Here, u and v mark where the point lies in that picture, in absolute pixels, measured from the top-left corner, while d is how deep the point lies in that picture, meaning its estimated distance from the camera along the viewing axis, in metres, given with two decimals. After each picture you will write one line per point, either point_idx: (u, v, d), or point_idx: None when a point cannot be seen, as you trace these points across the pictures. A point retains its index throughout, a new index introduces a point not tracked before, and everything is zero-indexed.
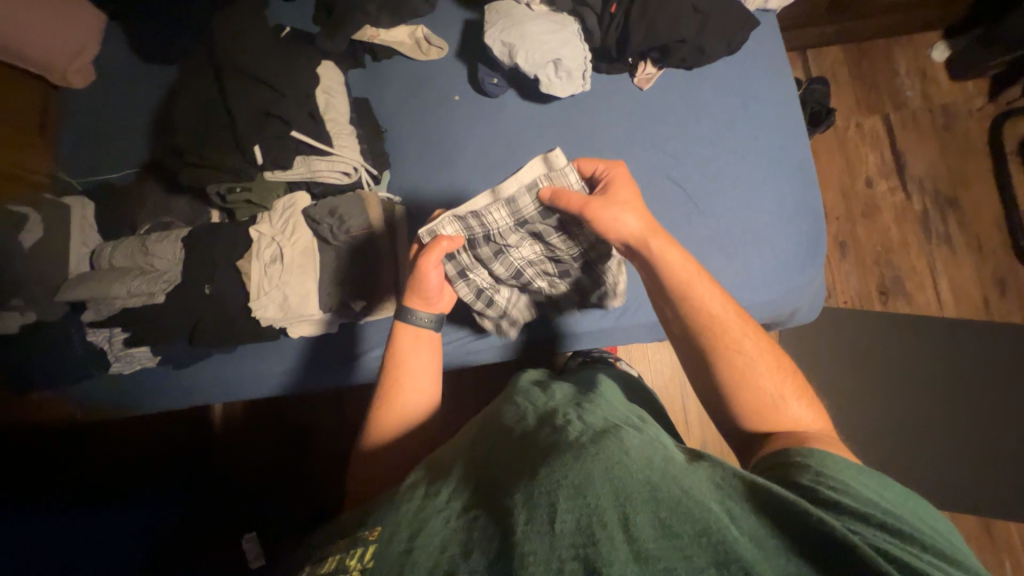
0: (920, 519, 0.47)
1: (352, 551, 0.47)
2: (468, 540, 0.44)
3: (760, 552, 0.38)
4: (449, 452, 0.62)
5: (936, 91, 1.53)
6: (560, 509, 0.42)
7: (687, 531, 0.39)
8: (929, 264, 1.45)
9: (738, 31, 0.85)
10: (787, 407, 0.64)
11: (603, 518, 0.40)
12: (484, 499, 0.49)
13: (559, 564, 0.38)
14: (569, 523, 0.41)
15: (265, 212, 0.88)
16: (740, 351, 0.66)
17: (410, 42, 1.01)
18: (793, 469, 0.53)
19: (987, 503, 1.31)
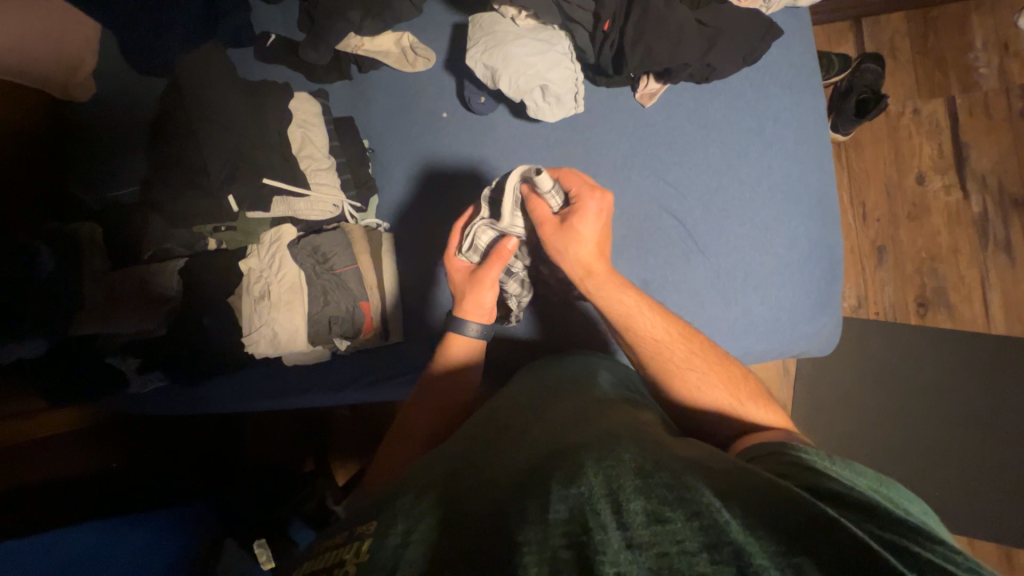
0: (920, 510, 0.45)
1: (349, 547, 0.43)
2: (458, 536, 0.42)
3: (771, 541, 0.35)
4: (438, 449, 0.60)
5: (1017, 67, 1.30)
6: (552, 499, 0.40)
7: (682, 517, 0.37)
8: (980, 273, 1.30)
9: (756, 43, 0.74)
10: (750, 415, 0.66)
11: (595, 506, 0.38)
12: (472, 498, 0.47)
13: (552, 555, 0.35)
14: (562, 513, 0.39)
15: (252, 246, 0.88)
16: (692, 369, 0.69)
17: (396, 51, 0.94)
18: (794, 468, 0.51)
19: (1010, 531, 1.24)
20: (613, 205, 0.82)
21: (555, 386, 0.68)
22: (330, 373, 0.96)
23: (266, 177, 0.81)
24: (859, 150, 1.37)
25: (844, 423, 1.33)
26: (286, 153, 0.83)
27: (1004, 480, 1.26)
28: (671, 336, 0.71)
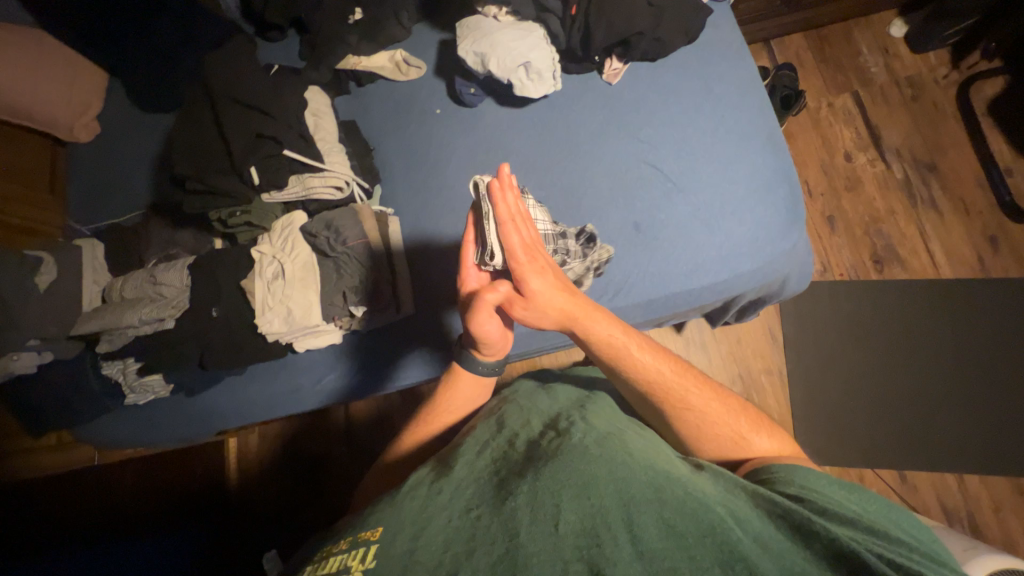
0: (880, 519, 0.58)
1: (355, 551, 0.53)
2: (473, 539, 0.52)
3: (750, 546, 0.49)
4: (456, 451, 0.71)
5: (900, 64, 1.59)
6: (568, 510, 0.54)
7: (685, 531, 0.51)
8: (918, 229, 1.47)
9: (695, 19, 0.91)
10: (749, 444, 0.71)
11: (608, 523, 0.52)
12: (487, 501, 0.58)
13: (565, 565, 0.48)
14: (576, 523, 0.52)
15: (264, 233, 0.91)
16: (688, 409, 0.73)
17: (390, 65, 1.08)
18: (774, 484, 0.63)
19: (1014, 461, 1.28)
20: (597, 165, 0.94)
21: (566, 407, 0.79)
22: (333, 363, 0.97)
23: (285, 148, 0.84)
24: (792, 141, 1.59)
25: (835, 378, 1.40)
26: (303, 132, 0.85)
27: (993, 412, 1.33)
28: (665, 376, 0.74)
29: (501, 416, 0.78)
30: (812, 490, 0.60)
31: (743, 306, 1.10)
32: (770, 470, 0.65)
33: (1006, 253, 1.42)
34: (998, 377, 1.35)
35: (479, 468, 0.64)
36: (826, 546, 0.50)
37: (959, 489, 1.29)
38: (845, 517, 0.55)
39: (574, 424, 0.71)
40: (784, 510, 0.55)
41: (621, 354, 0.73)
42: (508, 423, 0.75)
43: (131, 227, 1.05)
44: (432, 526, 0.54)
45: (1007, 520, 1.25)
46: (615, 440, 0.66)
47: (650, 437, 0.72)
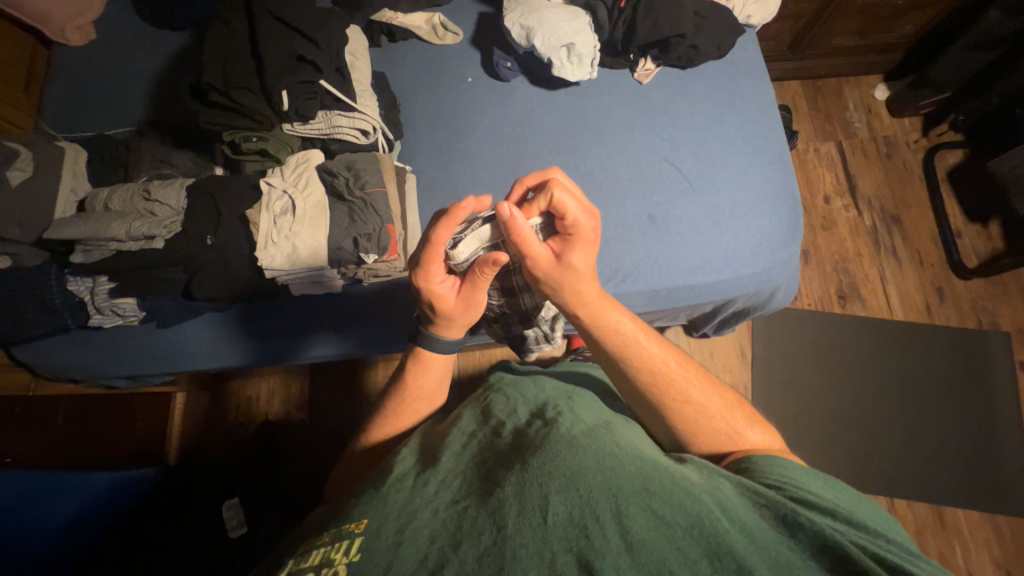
0: (873, 517, 0.56)
1: (339, 544, 0.51)
2: (458, 533, 0.50)
3: (747, 543, 0.47)
4: (442, 442, 0.69)
5: (879, 124, 1.75)
6: (553, 499, 0.51)
7: (680, 524, 0.48)
8: (880, 273, 1.61)
9: (729, 35, 0.97)
10: (741, 437, 0.70)
11: (596, 514, 0.49)
12: (473, 494, 0.56)
13: (553, 558, 0.45)
14: (562, 514, 0.49)
15: (277, 167, 0.88)
16: (689, 402, 0.72)
17: (426, 27, 1.07)
18: (764, 475, 0.61)
19: (937, 491, 1.42)
20: (620, 155, 0.97)
21: (553, 398, 0.75)
22: (303, 318, 0.97)
23: (322, 78, 0.81)
24: None
25: (793, 398, 1.50)
26: (341, 68, 0.83)
27: (924, 444, 1.46)
28: (669, 364, 0.75)
29: (488, 406, 0.76)
30: (792, 479, 0.59)
31: (725, 317, 1.16)
32: (766, 462, 0.63)
33: (949, 304, 1.58)
34: (930, 413, 1.49)
35: (466, 464, 0.62)
36: (809, 538, 0.48)
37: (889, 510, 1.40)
38: (825, 508, 0.54)
39: (562, 411, 0.69)
40: (769, 499, 0.53)
41: (629, 344, 0.74)
42: (494, 412, 0.74)
43: (124, 139, 0.98)
44: (414, 523, 0.52)
45: (927, 541, 1.37)
46: (601, 430, 0.64)
47: (637, 429, 0.72)
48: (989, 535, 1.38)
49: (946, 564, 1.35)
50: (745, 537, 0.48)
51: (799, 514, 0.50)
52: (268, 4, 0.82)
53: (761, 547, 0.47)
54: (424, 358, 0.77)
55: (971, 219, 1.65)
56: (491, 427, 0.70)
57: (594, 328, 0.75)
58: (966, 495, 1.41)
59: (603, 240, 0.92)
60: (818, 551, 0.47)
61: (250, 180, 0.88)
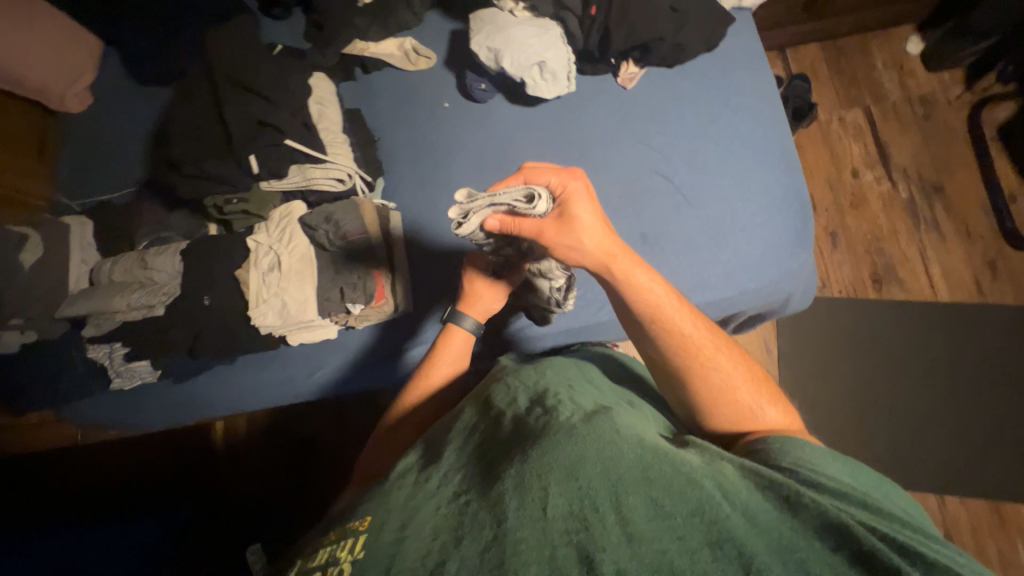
0: (885, 497, 0.53)
1: (343, 544, 0.50)
2: (460, 529, 0.47)
3: (755, 534, 0.42)
4: (444, 427, 0.65)
5: (913, 81, 1.57)
6: (552, 492, 0.45)
7: (680, 512, 0.44)
8: (920, 250, 1.47)
9: (716, 28, 0.89)
10: (761, 416, 0.66)
11: (594, 505, 0.44)
12: (476, 485, 0.52)
13: (552, 553, 0.42)
14: (561, 508, 0.45)
15: (262, 223, 0.89)
16: (715, 371, 0.67)
17: (399, 54, 1.04)
18: (775, 454, 0.57)
19: (993, 484, 1.31)
20: (607, 171, 0.91)
21: (554, 384, 0.65)
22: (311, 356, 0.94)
23: (286, 137, 0.83)
24: (801, 154, 1.58)
25: (825, 392, 1.41)
26: (306, 121, 0.84)
27: (977, 436, 1.34)
28: (701, 336, 0.68)
29: (488, 393, 0.67)
30: (804, 459, 0.55)
31: (740, 323, 1.09)
32: (779, 445, 0.58)
33: (1004, 279, 1.42)
34: (982, 400, 1.37)
35: (465, 448, 0.58)
36: (812, 518, 0.44)
37: (938, 507, 1.31)
38: (837, 491, 0.50)
39: (564, 395, 0.61)
40: (771, 480, 0.48)
41: (658, 309, 0.67)
42: (494, 401, 0.64)
43: (123, 205, 1.02)
44: (416, 520, 0.49)
45: (982, 539, 1.27)
46: (603, 411, 0.56)
47: (640, 410, 0.66)
48: None
49: (1005, 562, 1.25)
50: (752, 527, 0.43)
51: (806, 497, 0.46)
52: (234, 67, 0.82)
53: (774, 534, 0.43)
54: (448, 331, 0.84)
55: None
56: (488, 408, 0.63)
57: (615, 293, 0.69)
58: None
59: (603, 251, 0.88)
60: (823, 529, 0.43)
61: (236, 238, 0.89)
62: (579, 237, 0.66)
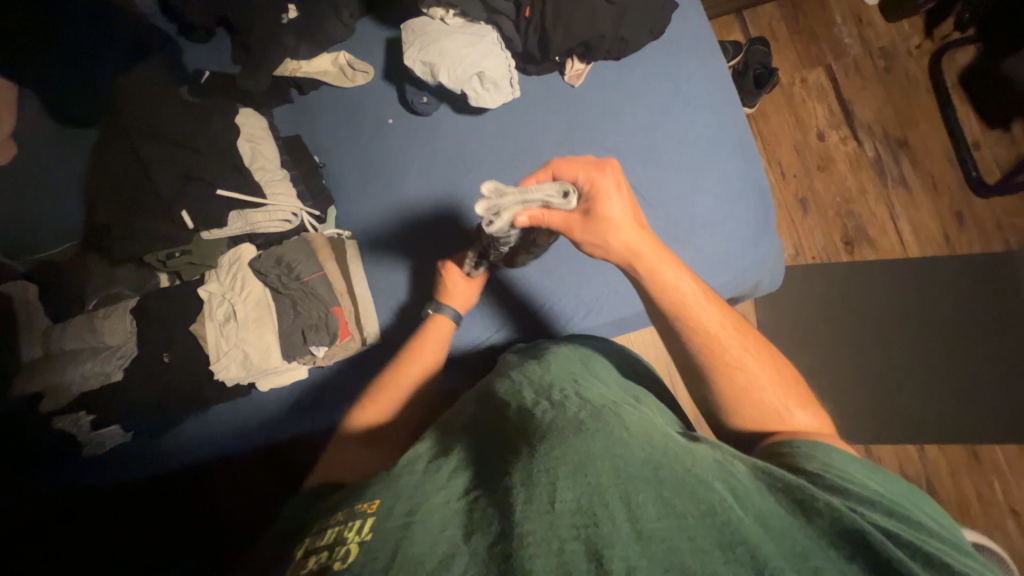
0: (914, 504, 0.51)
1: (351, 524, 0.48)
2: (468, 524, 0.45)
3: (769, 538, 0.41)
4: (453, 425, 0.64)
5: (873, 33, 1.53)
6: (560, 487, 0.44)
7: (692, 511, 0.42)
8: (889, 207, 1.47)
9: (660, 15, 0.84)
10: (792, 419, 0.63)
11: (602, 498, 0.42)
12: (485, 483, 0.49)
13: (560, 546, 0.40)
14: (569, 503, 0.42)
15: (211, 271, 0.85)
16: (741, 369, 0.65)
17: (334, 71, 0.98)
18: (800, 458, 0.55)
19: (970, 429, 1.35)
20: None
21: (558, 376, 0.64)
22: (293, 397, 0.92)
23: (217, 187, 0.82)
24: (766, 120, 1.55)
25: (806, 359, 1.43)
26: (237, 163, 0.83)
27: (954, 385, 1.38)
28: (727, 334, 0.66)
29: (492, 387, 0.67)
30: (818, 459, 0.53)
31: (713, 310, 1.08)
32: (801, 445, 0.57)
33: (970, 228, 1.44)
34: (957, 349, 1.40)
35: (471, 444, 0.57)
36: (828, 526, 0.42)
37: (919, 458, 1.35)
38: (863, 497, 0.48)
39: (570, 392, 0.59)
40: (790, 486, 0.47)
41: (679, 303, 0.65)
42: (497, 393, 0.64)
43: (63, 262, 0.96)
44: (422, 506, 0.47)
45: (961, 481, 1.32)
46: (611, 408, 0.55)
47: (646, 408, 0.63)
48: None
49: (982, 502, 1.31)
50: (768, 533, 0.41)
51: (819, 500, 0.45)
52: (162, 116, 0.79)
53: (789, 539, 0.41)
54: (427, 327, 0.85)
55: (989, 125, 1.46)
56: (496, 410, 0.62)
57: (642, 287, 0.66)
58: (1002, 428, 1.34)
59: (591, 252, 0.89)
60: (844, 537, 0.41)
61: (185, 290, 0.86)
62: (607, 233, 0.64)
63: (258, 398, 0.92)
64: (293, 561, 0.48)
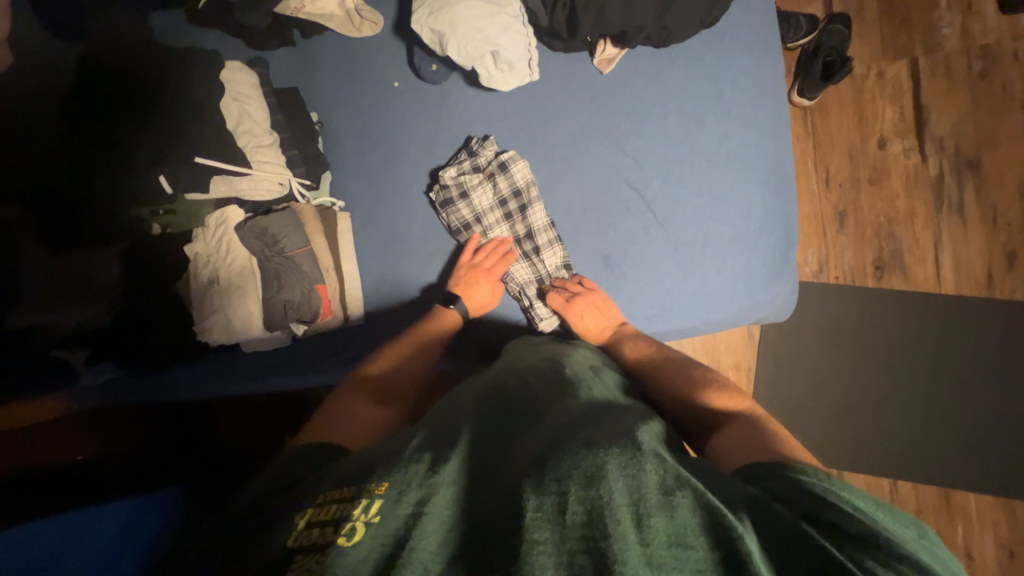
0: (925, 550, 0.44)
1: (355, 499, 0.45)
2: (475, 525, 0.43)
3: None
4: (450, 404, 0.62)
5: (978, 27, 1.32)
6: (571, 498, 0.42)
7: (702, 542, 0.39)
8: (935, 235, 1.34)
9: (712, 7, 0.71)
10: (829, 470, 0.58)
11: (615, 514, 0.40)
12: (487, 482, 0.48)
13: (569, 560, 0.38)
14: (580, 515, 0.40)
15: (198, 231, 0.82)
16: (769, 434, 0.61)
17: (340, 14, 0.86)
18: (790, 486, 0.47)
19: (952, 474, 1.31)
20: (572, 178, 0.83)
21: (564, 388, 0.61)
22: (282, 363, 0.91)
23: (198, 154, 0.78)
24: (825, 115, 1.37)
25: (802, 380, 1.36)
26: (220, 126, 0.78)
27: (951, 430, 1.32)
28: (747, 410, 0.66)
29: (499, 383, 0.65)
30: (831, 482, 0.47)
31: None
32: (792, 471, 0.49)
33: (1018, 272, 1.31)
34: (967, 395, 1.32)
35: (474, 427, 0.54)
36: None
37: (890, 493, 1.32)
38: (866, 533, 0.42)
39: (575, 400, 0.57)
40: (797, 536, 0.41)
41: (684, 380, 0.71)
42: (502, 394, 0.62)
43: None
44: (430, 496, 0.44)
45: (927, 521, 1.30)
46: (617, 419, 0.53)
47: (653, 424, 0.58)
48: (998, 519, 1.29)
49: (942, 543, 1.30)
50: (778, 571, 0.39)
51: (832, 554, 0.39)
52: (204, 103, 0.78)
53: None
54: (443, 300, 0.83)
55: None
56: (502, 407, 0.59)
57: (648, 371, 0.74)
58: (986, 479, 1.30)
59: (622, 281, 0.82)
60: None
61: (159, 242, 0.82)
62: (602, 302, 0.80)
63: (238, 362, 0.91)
64: (286, 528, 0.45)
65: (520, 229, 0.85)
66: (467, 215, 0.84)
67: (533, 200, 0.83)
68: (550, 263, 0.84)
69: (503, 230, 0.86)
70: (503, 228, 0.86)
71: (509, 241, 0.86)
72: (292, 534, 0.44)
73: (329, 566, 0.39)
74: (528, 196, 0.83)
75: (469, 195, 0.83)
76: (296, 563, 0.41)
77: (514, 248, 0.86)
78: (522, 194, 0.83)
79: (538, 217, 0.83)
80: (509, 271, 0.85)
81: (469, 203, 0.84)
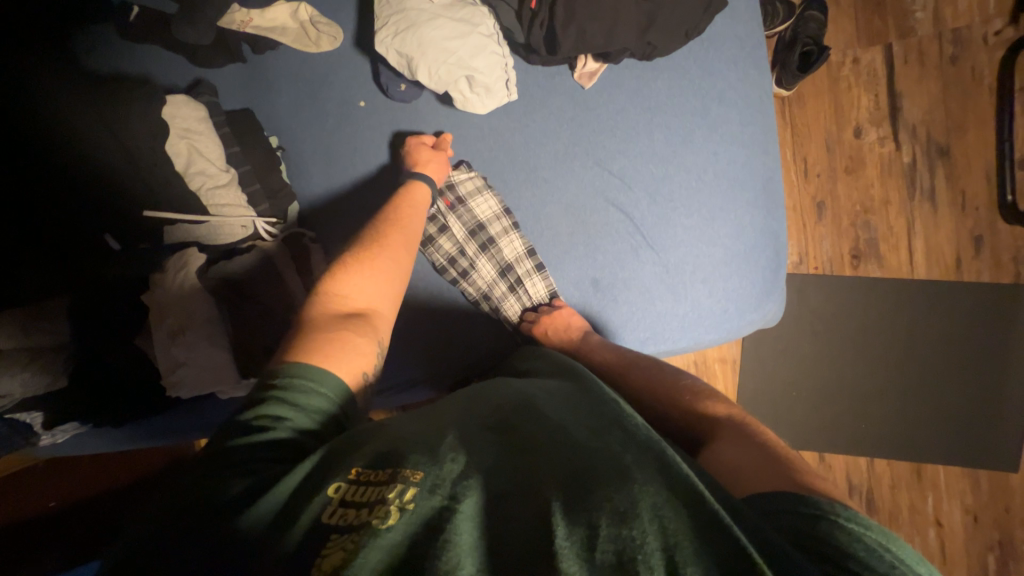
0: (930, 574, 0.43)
1: (391, 489, 0.43)
2: (498, 531, 0.41)
3: None
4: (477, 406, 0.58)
5: (950, 11, 1.32)
6: (602, 534, 0.40)
7: None
8: (908, 222, 1.37)
9: (694, 19, 0.73)
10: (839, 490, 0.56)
11: (647, 562, 0.38)
12: (518, 487, 0.45)
13: None
14: (610, 556, 0.39)
15: (155, 276, 0.74)
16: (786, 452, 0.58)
17: (295, 27, 0.79)
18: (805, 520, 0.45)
19: (924, 449, 1.37)
20: (556, 201, 0.79)
21: (601, 398, 0.58)
22: None
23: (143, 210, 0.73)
24: (802, 105, 1.36)
25: (785, 368, 1.39)
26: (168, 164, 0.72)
27: (925, 409, 1.38)
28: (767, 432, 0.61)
29: (527, 392, 0.60)
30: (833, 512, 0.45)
31: None
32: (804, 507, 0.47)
33: (986, 255, 1.36)
34: (941, 374, 1.38)
35: (505, 436, 0.51)
36: None
37: (866, 471, 1.38)
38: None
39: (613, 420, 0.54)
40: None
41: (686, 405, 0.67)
42: (535, 399, 0.58)
43: None
44: (461, 497, 0.43)
45: (900, 495, 1.37)
46: (659, 445, 0.50)
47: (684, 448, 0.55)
48: (965, 487, 1.37)
49: (913, 513, 1.37)
50: None
51: None
52: (143, 135, 0.70)
53: None
54: (411, 194, 0.75)
55: None
56: (533, 411, 0.55)
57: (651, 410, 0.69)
58: (955, 452, 1.37)
59: (618, 305, 0.80)
60: None
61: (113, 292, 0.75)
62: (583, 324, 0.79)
63: (205, 413, 0.84)
64: (317, 495, 0.44)
65: (501, 260, 0.81)
66: (441, 252, 0.80)
67: (502, 227, 0.80)
68: (533, 293, 0.82)
69: (485, 264, 0.81)
70: (487, 264, 0.81)
71: (494, 275, 0.82)
72: (327, 508, 0.43)
73: (363, 547, 0.39)
74: (496, 225, 0.80)
75: (441, 231, 0.81)
76: (330, 542, 0.40)
77: (499, 283, 0.82)
78: (489, 222, 0.80)
79: (511, 244, 0.80)
80: (501, 309, 0.82)
81: (439, 237, 0.80)
